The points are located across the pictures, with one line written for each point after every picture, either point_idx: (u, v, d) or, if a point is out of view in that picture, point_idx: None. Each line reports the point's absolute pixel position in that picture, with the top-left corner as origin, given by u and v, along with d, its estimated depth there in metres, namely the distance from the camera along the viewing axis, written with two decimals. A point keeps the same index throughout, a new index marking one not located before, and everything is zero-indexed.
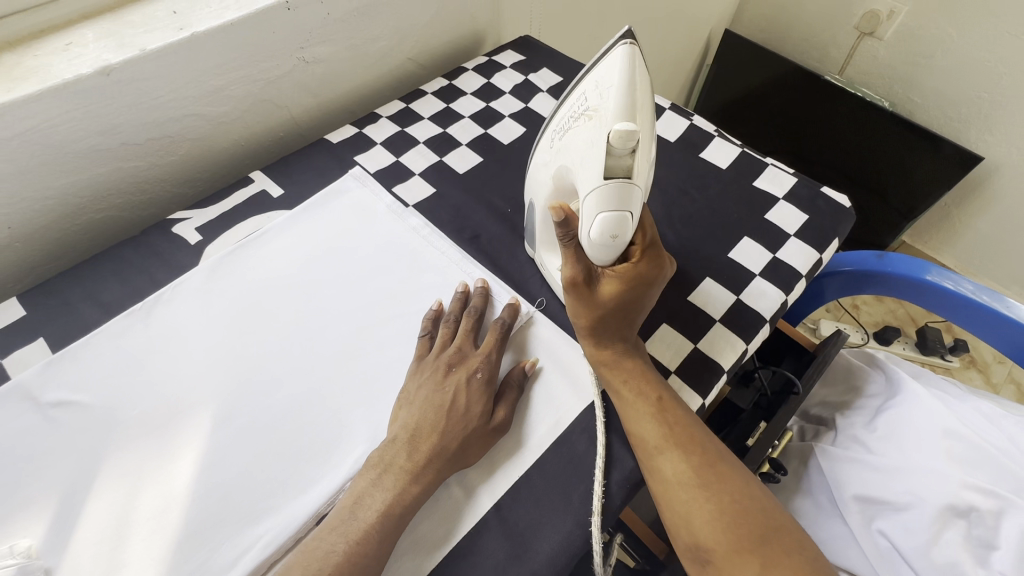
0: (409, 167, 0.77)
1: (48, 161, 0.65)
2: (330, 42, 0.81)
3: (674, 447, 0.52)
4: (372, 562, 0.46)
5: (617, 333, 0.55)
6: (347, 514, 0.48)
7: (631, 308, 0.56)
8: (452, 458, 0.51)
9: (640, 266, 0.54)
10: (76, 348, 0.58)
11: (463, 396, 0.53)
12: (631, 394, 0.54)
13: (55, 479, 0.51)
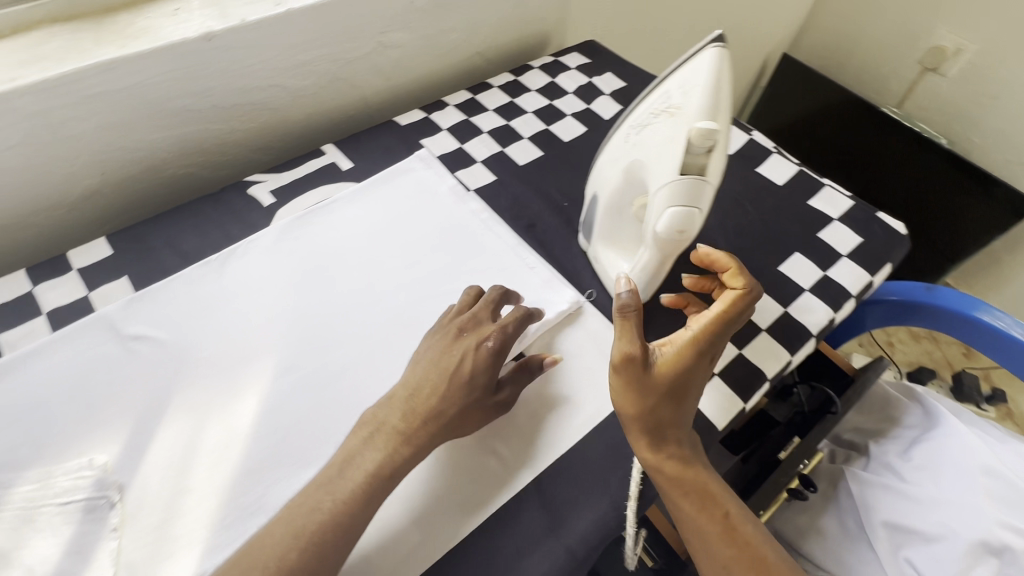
0: (473, 154, 0.80)
1: (145, 114, 0.70)
2: (408, 28, 0.85)
3: (739, 564, 0.48)
4: (357, 521, 0.45)
5: (671, 428, 0.50)
6: (335, 472, 0.47)
7: (687, 397, 0.51)
8: (447, 422, 0.50)
9: (699, 346, 0.51)
10: (157, 288, 0.63)
11: (469, 361, 0.52)
12: (687, 498, 0.50)
13: (131, 405, 0.55)
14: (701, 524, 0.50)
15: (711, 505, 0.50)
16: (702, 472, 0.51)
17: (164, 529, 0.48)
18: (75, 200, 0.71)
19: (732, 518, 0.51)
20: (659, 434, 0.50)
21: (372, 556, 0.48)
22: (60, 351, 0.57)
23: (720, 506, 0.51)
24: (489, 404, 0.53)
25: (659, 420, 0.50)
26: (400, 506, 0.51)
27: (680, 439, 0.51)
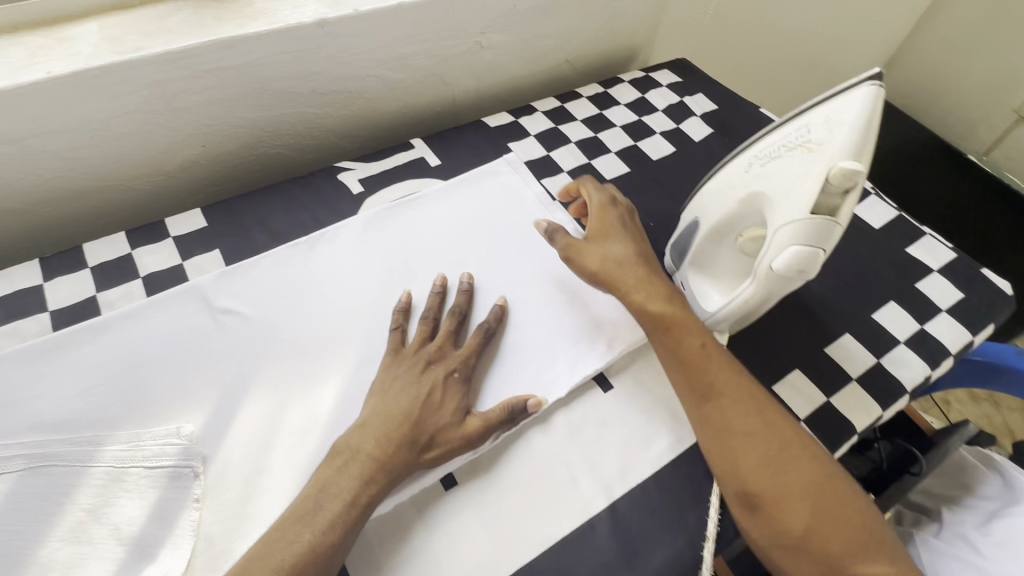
0: (559, 163, 0.80)
1: (250, 92, 0.71)
2: (507, 31, 0.85)
3: (718, 390, 0.52)
4: (339, 554, 0.44)
5: (627, 272, 0.59)
6: (313, 504, 0.45)
7: (622, 243, 0.61)
8: (421, 452, 0.50)
9: (598, 202, 0.64)
10: (247, 265, 0.64)
11: (439, 393, 0.53)
12: (664, 332, 0.55)
13: (217, 378, 0.56)
14: (688, 369, 0.53)
15: (698, 352, 0.54)
16: (680, 311, 0.56)
17: (244, 507, 0.49)
18: (174, 169, 0.73)
19: (724, 365, 0.53)
20: (624, 281, 0.58)
21: (442, 562, 0.48)
22: (155, 316, 0.59)
23: (707, 350, 0.54)
24: (464, 432, 0.51)
25: (614, 270, 0.59)
26: (470, 512, 0.50)
27: (639, 278, 0.58)
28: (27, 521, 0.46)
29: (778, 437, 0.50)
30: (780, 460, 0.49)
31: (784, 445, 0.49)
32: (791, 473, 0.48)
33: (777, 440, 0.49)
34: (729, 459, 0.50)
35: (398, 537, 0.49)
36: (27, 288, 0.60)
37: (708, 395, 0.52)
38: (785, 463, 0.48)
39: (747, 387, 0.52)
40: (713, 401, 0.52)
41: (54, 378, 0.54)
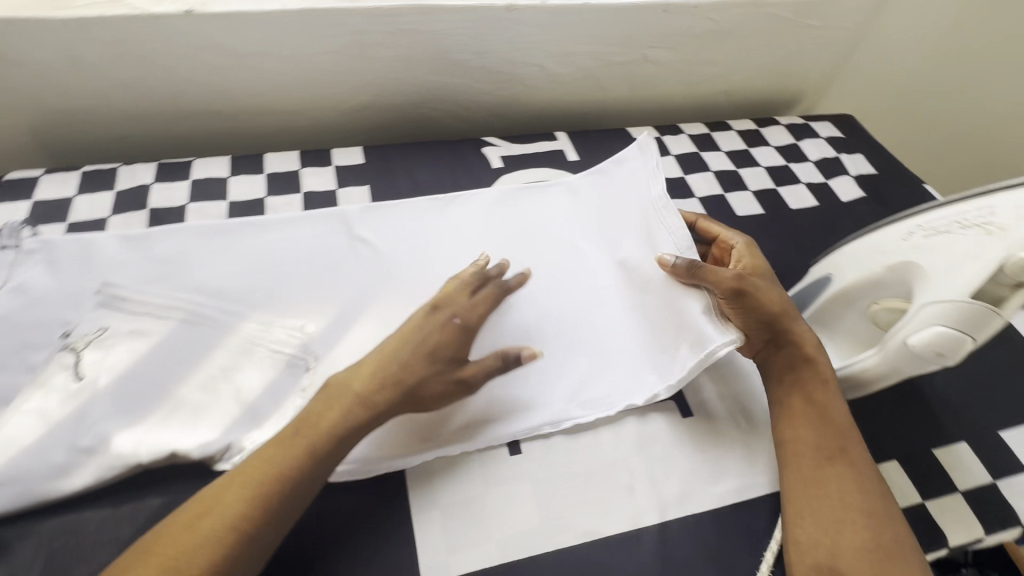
0: (692, 188, 0.80)
1: (430, 57, 0.78)
2: (676, 50, 0.86)
3: (846, 461, 0.50)
4: (303, 490, 0.46)
5: (792, 320, 0.57)
6: (292, 430, 0.48)
7: (780, 289, 0.59)
8: (408, 389, 0.50)
9: (745, 244, 0.63)
10: (389, 207, 0.71)
11: (435, 336, 0.52)
12: (811, 389, 0.54)
13: (342, 294, 0.63)
14: (816, 430, 0.52)
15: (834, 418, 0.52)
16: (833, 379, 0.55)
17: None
18: (348, 109, 0.82)
19: (856, 446, 0.52)
20: (790, 326, 0.56)
21: (491, 518, 0.51)
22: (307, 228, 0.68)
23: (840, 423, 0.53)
24: (461, 379, 0.52)
25: (784, 308, 0.56)
26: (526, 482, 0.53)
27: (801, 330, 0.57)
28: (175, 361, 0.55)
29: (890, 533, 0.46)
30: (887, 555, 0.45)
31: (894, 542, 0.46)
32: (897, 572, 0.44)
33: (887, 534, 0.46)
34: (827, 530, 0.47)
35: (458, 481, 0.52)
36: (216, 177, 0.72)
37: (829, 461, 0.50)
38: (892, 560, 0.45)
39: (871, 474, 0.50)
40: (829, 469, 0.50)
41: (218, 256, 0.64)
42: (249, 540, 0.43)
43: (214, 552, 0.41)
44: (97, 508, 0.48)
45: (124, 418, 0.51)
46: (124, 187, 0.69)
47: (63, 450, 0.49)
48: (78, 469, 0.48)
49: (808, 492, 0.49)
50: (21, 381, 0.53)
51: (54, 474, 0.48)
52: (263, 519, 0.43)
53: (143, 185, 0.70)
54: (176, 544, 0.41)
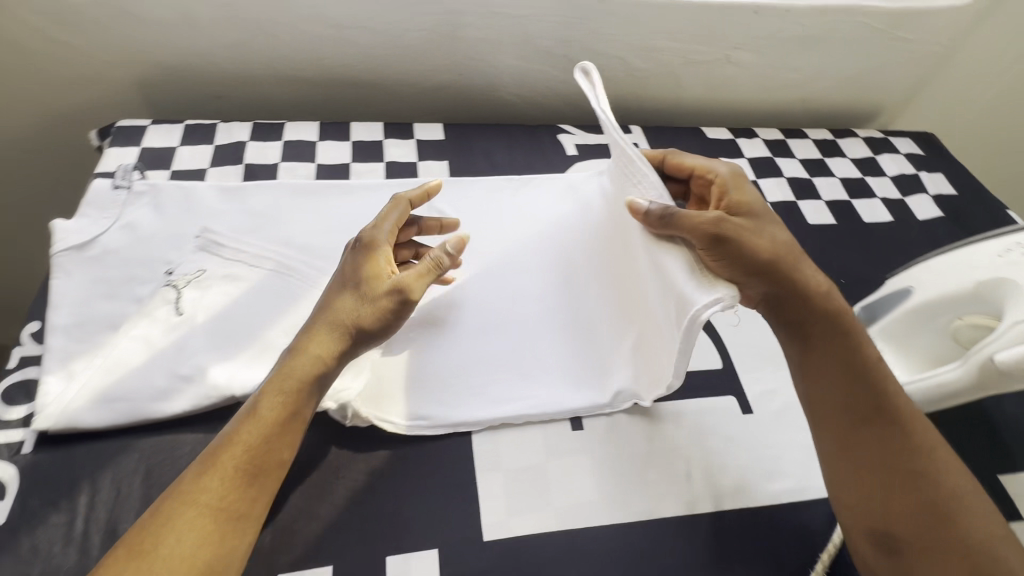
0: (764, 192, 0.80)
1: (516, 42, 0.80)
2: (760, 53, 0.85)
3: (872, 418, 0.49)
4: (271, 464, 0.47)
5: (792, 258, 0.51)
6: (247, 410, 0.48)
7: (775, 224, 0.53)
8: (341, 317, 0.51)
9: (727, 172, 0.55)
10: (466, 184, 0.73)
11: (352, 268, 0.54)
12: (826, 341, 0.51)
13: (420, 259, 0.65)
14: (847, 394, 0.50)
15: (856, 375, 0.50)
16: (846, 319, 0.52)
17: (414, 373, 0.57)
18: (430, 88, 0.85)
19: (897, 401, 0.49)
20: (795, 270, 0.51)
21: (552, 487, 0.53)
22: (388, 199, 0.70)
23: (875, 379, 0.50)
24: (392, 298, 0.52)
25: (774, 250, 0.50)
26: (586, 458, 0.55)
27: (803, 268, 0.52)
28: (266, 307, 0.59)
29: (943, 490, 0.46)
30: (941, 513, 0.45)
31: (948, 498, 0.46)
32: (953, 530, 0.45)
33: (941, 492, 0.46)
34: (875, 496, 0.47)
35: (522, 448, 0.54)
36: (306, 141, 0.75)
37: (867, 427, 0.49)
38: (947, 519, 0.45)
39: (915, 429, 0.49)
40: (866, 433, 0.49)
41: (307, 215, 0.67)
42: (229, 514, 0.44)
43: (197, 530, 0.43)
44: (193, 431, 0.52)
45: (217, 353, 0.55)
46: (222, 143, 0.73)
47: (165, 376, 0.53)
48: (177, 394, 0.52)
49: (841, 458, 0.49)
50: (128, 310, 0.57)
51: (156, 396, 0.52)
52: (236, 495, 0.45)
53: (239, 142, 0.74)
54: (152, 533, 0.42)
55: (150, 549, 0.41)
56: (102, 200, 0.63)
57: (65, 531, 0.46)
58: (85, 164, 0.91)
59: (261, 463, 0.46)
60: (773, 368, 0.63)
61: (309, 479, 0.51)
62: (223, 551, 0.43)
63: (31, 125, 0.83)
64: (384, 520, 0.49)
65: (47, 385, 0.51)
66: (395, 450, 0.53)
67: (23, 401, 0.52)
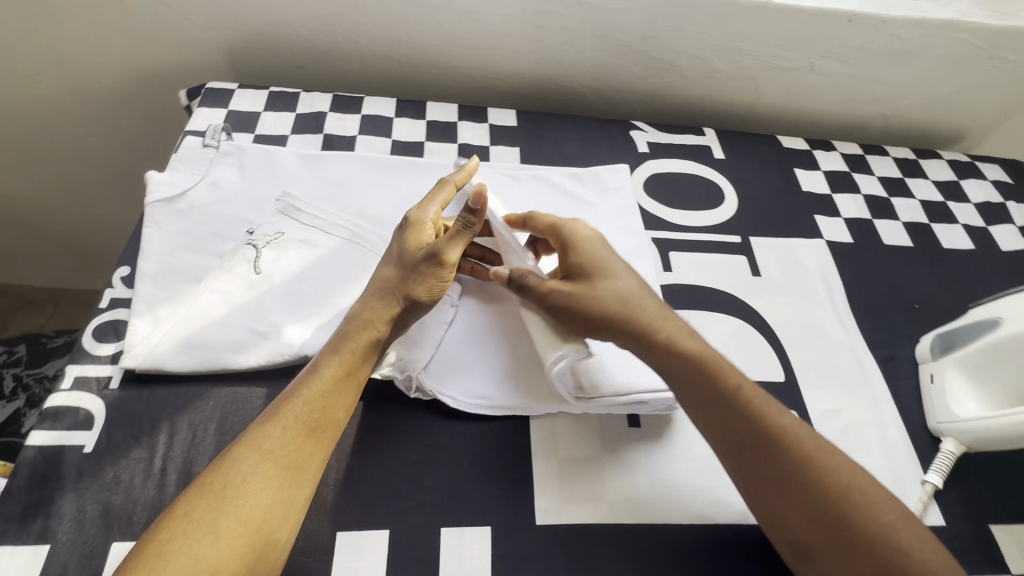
0: (839, 208, 0.77)
1: (597, 33, 0.79)
2: (848, 63, 0.82)
3: (759, 440, 0.46)
4: (337, 420, 0.49)
5: (642, 307, 0.52)
6: (312, 367, 0.51)
7: (623, 278, 0.54)
8: (386, 284, 0.54)
9: (568, 235, 0.56)
10: (538, 168, 0.71)
11: (395, 241, 0.57)
12: (694, 377, 0.49)
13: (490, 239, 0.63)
14: (725, 419, 0.47)
15: (726, 399, 0.48)
16: (708, 351, 0.51)
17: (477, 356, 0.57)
18: (504, 73, 0.85)
19: (766, 412, 0.47)
20: (638, 323, 0.51)
21: (605, 479, 0.53)
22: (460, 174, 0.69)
23: (742, 396, 0.48)
24: (432, 265, 0.54)
25: (619, 305, 0.52)
26: (642, 456, 0.55)
27: (654, 312, 0.52)
28: (339, 274, 0.60)
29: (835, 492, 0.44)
30: (836, 513, 0.43)
31: (851, 506, 0.43)
32: (855, 537, 0.42)
33: (833, 497, 0.43)
34: (779, 510, 0.45)
35: (578, 439, 0.55)
36: (382, 116, 0.76)
37: (752, 449, 0.46)
38: (847, 525, 0.42)
39: (792, 438, 0.46)
40: (755, 455, 0.46)
41: (382, 188, 0.68)
42: (291, 464, 0.46)
43: (262, 476, 0.44)
44: (265, 386, 0.54)
45: (291, 313, 0.57)
46: (303, 112, 0.75)
47: (243, 330, 0.55)
48: (252, 348, 0.54)
49: (749, 485, 0.46)
50: (210, 264, 0.59)
51: (234, 348, 0.54)
52: (298, 447, 0.46)
53: (319, 112, 0.75)
54: (224, 472, 0.44)
55: (215, 487, 0.44)
56: (191, 157, 0.66)
57: (145, 465, 0.49)
58: (166, 123, 0.95)
59: (321, 420, 0.48)
60: (838, 387, 0.61)
61: (372, 443, 0.52)
62: (286, 499, 0.45)
63: (122, 81, 0.87)
64: (441, 493, 0.50)
65: (134, 327, 0.54)
66: (454, 426, 0.54)
67: (112, 340, 0.55)
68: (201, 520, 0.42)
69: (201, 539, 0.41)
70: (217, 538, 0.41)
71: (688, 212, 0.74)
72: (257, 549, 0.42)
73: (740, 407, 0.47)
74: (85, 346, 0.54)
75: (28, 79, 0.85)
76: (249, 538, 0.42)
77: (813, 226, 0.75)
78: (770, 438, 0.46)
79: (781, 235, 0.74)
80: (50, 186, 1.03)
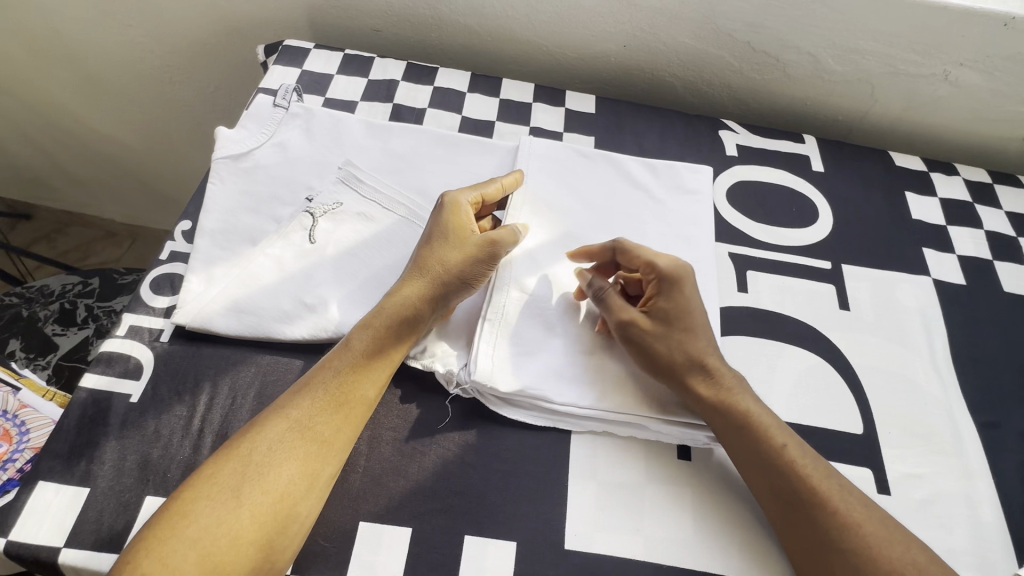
0: (953, 242, 0.68)
1: (697, 18, 0.72)
2: (989, 75, 0.71)
3: (805, 498, 0.45)
4: (365, 399, 0.48)
5: (713, 357, 0.51)
6: (341, 343, 0.50)
7: (702, 334, 0.52)
8: (431, 270, 0.51)
9: (665, 274, 0.53)
10: (617, 156, 0.65)
11: (436, 224, 0.53)
12: (745, 433, 0.48)
13: (542, 229, 0.59)
14: (771, 476, 0.46)
15: (773, 454, 0.47)
16: (758, 409, 0.49)
17: (520, 351, 0.52)
18: (588, 55, 0.79)
19: (810, 475, 0.46)
20: (710, 372, 0.50)
21: (645, 511, 0.49)
22: (534, 153, 0.63)
23: (790, 456, 0.47)
24: (485, 252, 0.53)
25: (689, 357, 0.50)
26: (688, 491, 0.50)
27: (720, 363, 0.51)
28: (392, 254, 0.58)
29: (887, 564, 0.42)
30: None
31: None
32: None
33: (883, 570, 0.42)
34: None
35: (620, 463, 0.51)
36: (455, 90, 0.73)
37: (798, 510, 0.45)
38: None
39: (832, 495, 0.45)
40: (799, 518, 0.45)
41: (445, 166, 0.65)
42: (317, 437, 0.45)
43: (287, 446, 0.44)
44: (307, 359, 0.53)
45: (339, 288, 0.55)
46: (375, 78, 0.73)
47: (291, 301, 0.54)
48: (298, 321, 0.53)
49: (792, 540, 0.45)
50: (267, 227, 0.58)
51: (280, 318, 0.53)
52: (325, 420, 0.45)
53: (391, 80, 0.73)
54: (251, 438, 0.44)
55: (239, 454, 0.43)
56: (261, 116, 0.65)
57: (183, 424, 0.49)
58: (244, 76, 0.96)
59: (350, 397, 0.47)
60: (926, 450, 0.54)
61: (405, 435, 0.50)
62: (309, 472, 0.44)
63: (206, 31, 0.88)
64: (469, 498, 0.48)
65: (189, 284, 0.54)
66: (491, 429, 0.51)
67: (168, 293, 0.55)
68: (224, 484, 0.42)
69: (222, 503, 0.41)
70: (237, 504, 0.41)
71: (773, 227, 0.66)
72: (276, 520, 0.41)
73: (785, 470, 0.46)
74: (142, 295, 0.55)
75: (123, 22, 0.87)
76: (270, 507, 0.42)
77: (919, 260, 0.66)
78: (815, 501, 0.45)
79: (879, 267, 0.65)
80: (135, 128, 1.07)
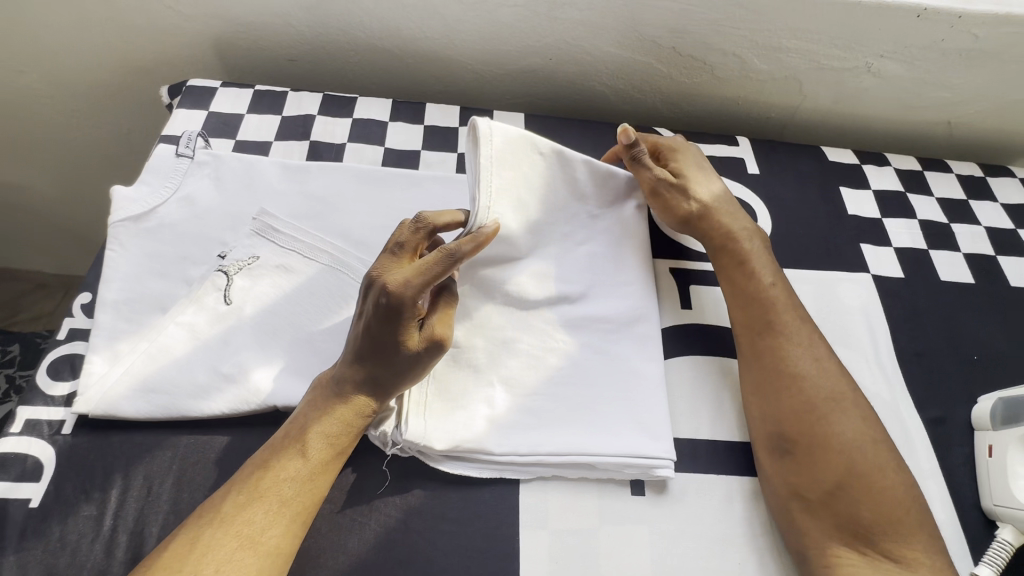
0: (889, 234, 0.68)
1: (619, 28, 0.70)
2: (910, 65, 0.72)
3: (784, 330, 0.53)
4: (313, 492, 0.44)
5: (723, 206, 0.59)
6: (282, 437, 0.45)
7: (712, 188, 0.60)
8: (377, 376, 0.46)
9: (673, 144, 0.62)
10: (571, 156, 0.57)
11: (373, 323, 0.45)
12: (739, 269, 0.57)
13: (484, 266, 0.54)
14: (759, 312, 0.55)
15: (762, 294, 0.55)
16: (751, 247, 0.58)
17: (451, 405, 0.49)
18: (514, 71, 0.76)
19: (787, 319, 0.54)
20: (712, 221, 0.58)
21: (602, 557, 0.47)
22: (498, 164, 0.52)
23: (776, 295, 0.55)
24: (426, 357, 0.46)
25: (699, 205, 0.58)
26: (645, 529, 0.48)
27: (727, 214, 0.59)
28: (316, 308, 0.54)
29: (826, 394, 0.50)
30: (884, 498, 0.47)
31: (907, 508, 0.46)
32: (908, 531, 0.46)
33: (892, 494, 0.47)
34: (838, 514, 0.47)
35: (573, 508, 0.49)
36: (375, 120, 0.69)
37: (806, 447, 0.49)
38: (903, 520, 0.46)
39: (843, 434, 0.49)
40: (783, 393, 0.51)
41: (369, 205, 0.61)
42: (272, 550, 0.41)
43: (239, 567, 0.40)
44: (229, 433, 0.49)
45: (259, 352, 0.51)
46: (290, 114, 0.69)
47: (207, 373, 0.50)
48: (217, 395, 0.49)
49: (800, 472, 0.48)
50: (178, 292, 0.54)
51: (196, 394, 0.49)
52: (281, 533, 0.42)
53: (308, 115, 0.69)
54: (188, 557, 0.40)
55: None
56: (163, 168, 0.60)
57: (93, 526, 0.45)
58: (156, 115, 0.89)
59: (304, 497, 0.44)
60: None
61: (341, 508, 0.47)
62: None
63: (106, 71, 0.81)
64: (414, 568, 0.45)
65: (90, 366, 0.50)
66: (434, 489, 0.48)
67: (67, 377, 0.51)
68: None
69: None
70: None
71: None
72: None
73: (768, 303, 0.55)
74: (39, 384, 0.50)
75: (13, 69, 0.81)
76: None
77: (858, 257, 0.66)
78: (797, 386, 0.51)
79: (819, 267, 0.65)
80: (46, 177, 1.00)
